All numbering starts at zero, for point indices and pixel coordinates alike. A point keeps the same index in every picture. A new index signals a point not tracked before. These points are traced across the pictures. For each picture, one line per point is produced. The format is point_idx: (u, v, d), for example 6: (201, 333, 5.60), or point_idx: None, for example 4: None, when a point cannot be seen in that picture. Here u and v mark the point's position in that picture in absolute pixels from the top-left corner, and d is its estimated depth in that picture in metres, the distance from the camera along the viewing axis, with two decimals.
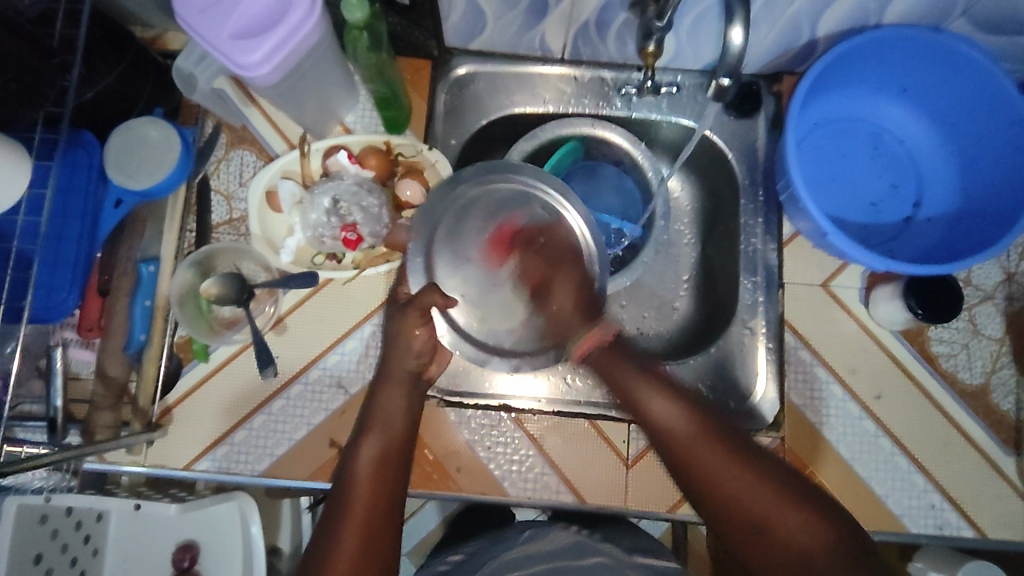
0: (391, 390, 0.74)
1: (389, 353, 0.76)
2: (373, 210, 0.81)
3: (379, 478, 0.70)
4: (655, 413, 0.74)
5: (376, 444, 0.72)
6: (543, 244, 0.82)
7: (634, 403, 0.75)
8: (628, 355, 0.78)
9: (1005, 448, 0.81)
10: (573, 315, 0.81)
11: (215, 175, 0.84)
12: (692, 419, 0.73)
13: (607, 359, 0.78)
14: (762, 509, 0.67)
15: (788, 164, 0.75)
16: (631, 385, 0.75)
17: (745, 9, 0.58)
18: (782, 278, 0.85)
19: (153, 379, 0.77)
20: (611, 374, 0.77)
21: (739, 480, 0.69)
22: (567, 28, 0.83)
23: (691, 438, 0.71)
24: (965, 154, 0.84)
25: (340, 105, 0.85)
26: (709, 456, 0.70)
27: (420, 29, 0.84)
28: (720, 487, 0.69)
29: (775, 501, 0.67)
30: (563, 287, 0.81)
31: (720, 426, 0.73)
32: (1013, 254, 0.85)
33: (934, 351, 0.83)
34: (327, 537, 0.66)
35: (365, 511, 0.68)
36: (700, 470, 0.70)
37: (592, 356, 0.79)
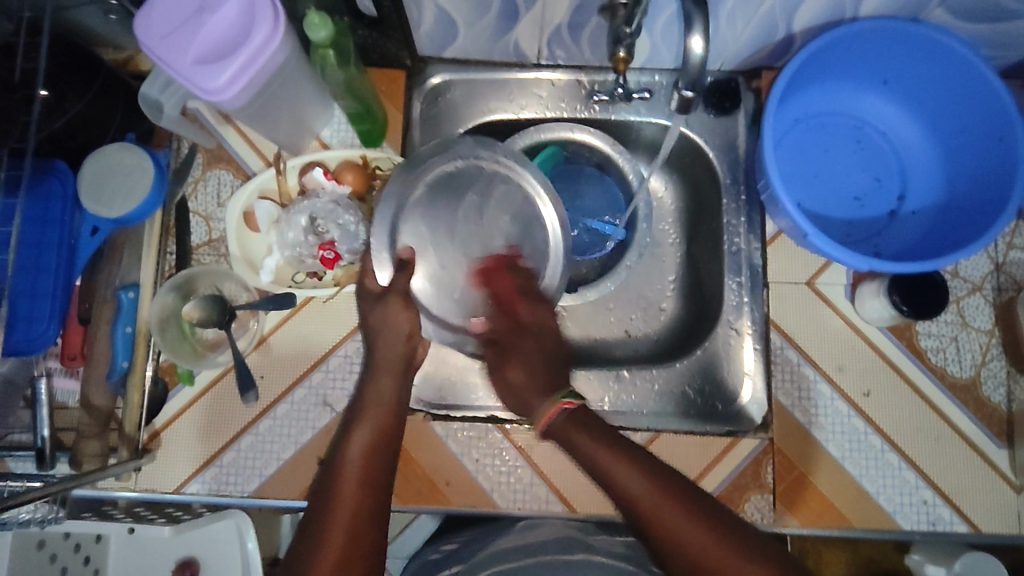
0: (381, 376, 0.71)
1: (376, 343, 0.73)
2: (350, 227, 0.80)
3: (376, 467, 0.63)
4: (618, 475, 0.62)
5: (370, 433, 0.66)
6: (522, 316, 0.77)
7: (597, 467, 0.64)
8: (592, 423, 0.67)
9: (996, 441, 0.80)
10: (527, 381, 0.73)
11: (193, 196, 0.84)
12: (652, 481, 0.61)
13: (569, 423, 0.68)
14: (732, 569, 0.56)
15: (765, 162, 0.74)
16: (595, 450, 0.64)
17: (707, 17, 0.57)
18: (767, 278, 0.85)
19: (139, 405, 0.77)
20: (572, 439, 0.67)
21: (721, 550, 0.57)
22: (539, 32, 0.82)
23: (665, 508, 0.59)
24: (948, 146, 0.83)
25: (315, 121, 0.84)
26: (678, 519, 0.58)
27: (391, 40, 0.83)
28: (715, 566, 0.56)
29: (733, 556, 0.57)
30: (518, 361, 0.74)
31: (673, 481, 0.62)
32: (1000, 244, 0.84)
33: (923, 345, 0.82)
34: (313, 526, 0.59)
35: (358, 501, 0.60)
36: (681, 546, 0.57)
37: (553, 423, 0.68)
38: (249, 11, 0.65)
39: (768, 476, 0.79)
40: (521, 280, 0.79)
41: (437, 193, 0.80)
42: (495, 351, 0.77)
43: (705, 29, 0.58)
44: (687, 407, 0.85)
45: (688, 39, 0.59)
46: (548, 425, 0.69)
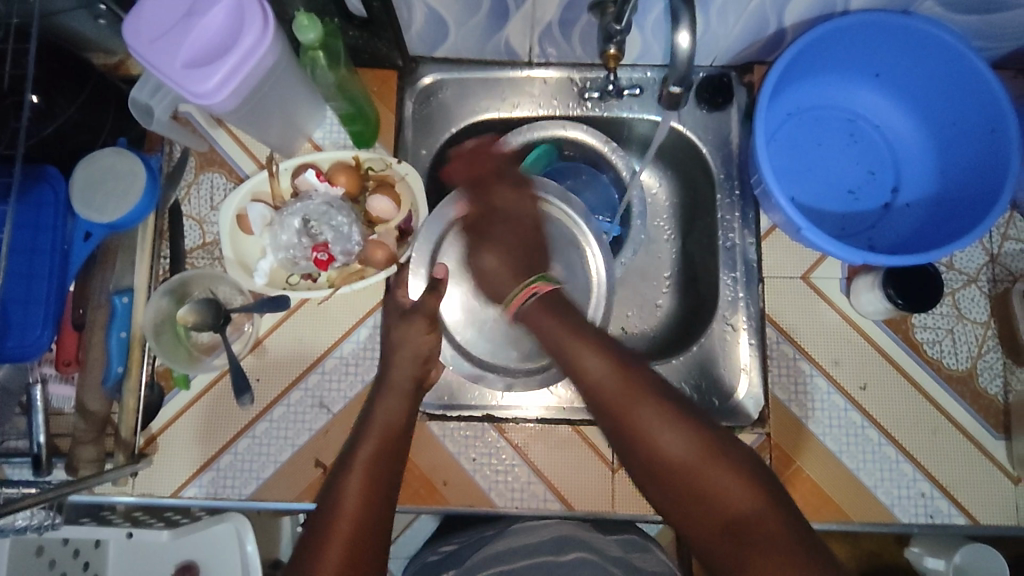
0: (390, 401, 0.70)
1: (389, 364, 0.73)
2: (343, 228, 0.79)
3: (375, 485, 0.61)
4: (584, 363, 0.63)
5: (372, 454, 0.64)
6: (497, 202, 0.77)
7: (567, 355, 0.65)
8: (564, 306, 0.68)
9: (993, 432, 0.80)
10: (504, 270, 0.74)
11: (186, 200, 0.84)
12: (616, 371, 0.61)
13: (540, 312, 0.68)
14: (688, 459, 0.56)
15: (758, 157, 0.74)
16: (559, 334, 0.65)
17: (694, 13, 0.57)
18: (761, 273, 0.85)
19: (135, 410, 0.77)
20: (540, 321, 0.68)
21: (668, 426, 0.58)
22: (530, 30, 0.82)
23: (616, 385, 0.61)
24: (942, 138, 0.83)
25: (306, 122, 0.84)
26: (626, 395, 0.60)
27: (382, 40, 0.83)
28: (657, 445, 0.58)
29: (694, 446, 0.57)
30: (497, 248, 0.75)
31: (640, 370, 0.62)
32: (995, 236, 0.84)
33: (919, 337, 0.82)
34: (307, 551, 0.57)
35: (355, 524, 0.58)
36: (627, 421, 0.59)
37: (524, 307, 0.70)
38: (238, 14, 0.65)
39: None
40: (511, 173, 0.78)
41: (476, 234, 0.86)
42: (472, 232, 0.79)
43: (692, 26, 0.58)
44: None
45: (676, 36, 0.59)
46: (520, 309, 0.71)
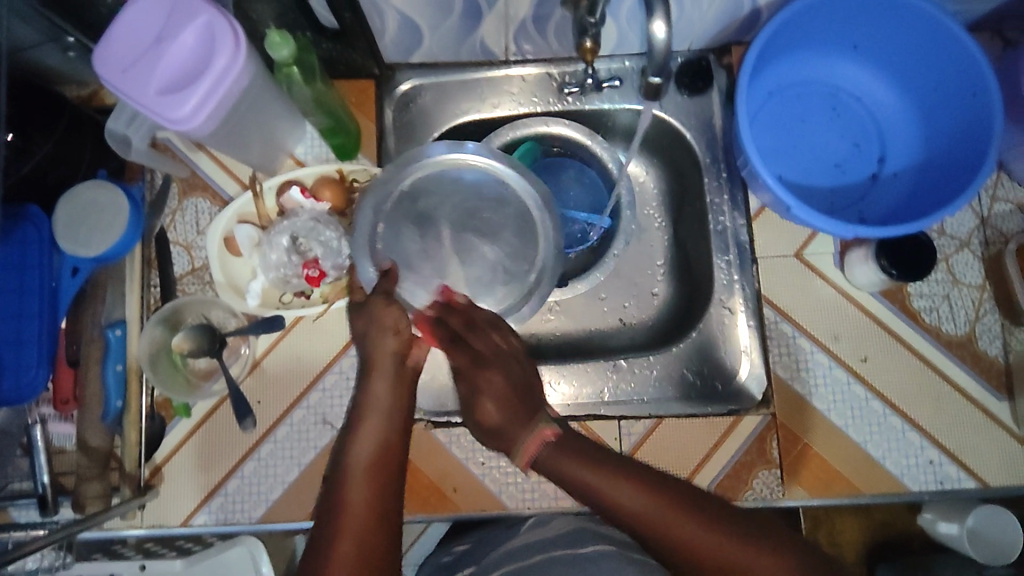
0: (376, 381, 0.68)
1: (371, 345, 0.70)
2: (332, 243, 0.80)
3: (380, 480, 0.61)
4: (618, 497, 0.60)
5: (374, 447, 0.64)
6: (475, 347, 0.72)
7: (593, 494, 0.61)
8: (580, 446, 0.65)
9: (997, 394, 0.80)
10: (507, 422, 0.68)
11: (172, 227, 0.83)
12: (656, 502, 0.58)
13: (556, 456, 0.65)
14: (747, 563, 0.54)
15: (743, 139, 0.74)
16: (582, 477, 0.62)
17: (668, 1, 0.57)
18: (755, 254, 0.85)
19: (137, 443, 0.76)
20: (558, 467, 0.64)
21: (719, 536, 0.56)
22: (505, 28, 0.81)
23: (657, 510, 0.58)
24: (924, 105, 0.83)
25: (286, 138, 0.84)
26: (664, 515, 0.57)
27: (357, 51, 0.82)
28: (710, 553, 0.55)
29: (749, 551, 0.55)
30: (494, 394, 0.69)
31: (675, 487, 0.60)
32: (984, 198, 0.84)
33: (916, 306, 0.82)
34: (319, 547, 0.56)
35: (365, 519, 0.57)
36: (680, 539, 0.56)
37: (539, 455, 0.66)
38: (208, 34, 0.64)
39: (773, 451, 0.79)
40: (454, 319, 0.74)
41: (414, 203, 0.81)
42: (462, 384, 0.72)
43: (667, 14, 0.58)
44: (689, 390, 0.84)
45: (650, 25, 0.59)
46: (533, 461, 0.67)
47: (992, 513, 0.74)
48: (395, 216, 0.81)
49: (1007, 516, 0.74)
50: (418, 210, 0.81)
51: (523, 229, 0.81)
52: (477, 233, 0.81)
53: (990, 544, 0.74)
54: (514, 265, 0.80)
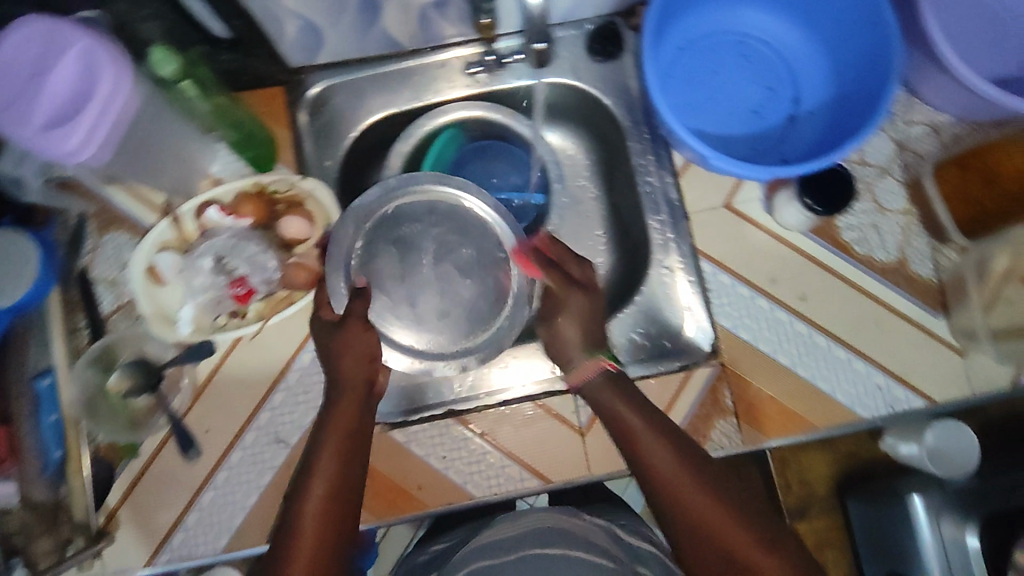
0: (348, 400, 0.68)
1: (337, 365, 0.69)
2: (258, 258, 0.78)
3: (336, 513, 0.60)
4: (646, 447, 0.66)
5: (330, 478, 0.62)
6: (571, 272, 0.77)
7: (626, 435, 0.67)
8: (629, 386, 0.71)
9: (933, 312, 0.82)
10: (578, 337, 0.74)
11: (93, 265, 0.80)
12: (705, 493, 0.62)
13: (605, 388, 0.70)
14: (733, 540, 0.59)
15: (652, 97, 0.73)
16: (624, 414, 0.68)
17: None
18: (686, 210, 0.85)
19: (84, 490, 0.75)
20: (602, 399, 0.70)
21: (713, 503, 0.61)
22: (407, 15, 0.79)
23: (674, 469, 0.64)
24: (827, 40, 0.83)
25: (199, 158, 0.81)
26: (674, 472, 0.63)
27: (257, 58, 0.79)
28: (705, 519, 0.60)
29: (752, 542, 0.59)
30: (573, 317, 0.75)
31: (706, 466, 0.64)
32: (899, 124, 0.86)
33: (846, 239, 0.83)
34: (269, 573, 0.57)
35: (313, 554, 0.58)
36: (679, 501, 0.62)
37: (590, 381, 0.71)
38: (89, 63, 0.61)
39: (727, 400, 0.80)
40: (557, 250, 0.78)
41: (394, 228, 0.83)
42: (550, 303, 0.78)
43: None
44: (640, 352, 0.84)
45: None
46: (586, 385, 0.71)
47: (952, 428, 0.78)
48: (372, 244, 0.82)
49: (965, 430, 0.79)
50: (396, 236, 0.84)
51: (487, 249, 0.84)
52: (452, 255, 0.84)
53: (953, 459, 0.79)
54: (488, 279, 0.84)
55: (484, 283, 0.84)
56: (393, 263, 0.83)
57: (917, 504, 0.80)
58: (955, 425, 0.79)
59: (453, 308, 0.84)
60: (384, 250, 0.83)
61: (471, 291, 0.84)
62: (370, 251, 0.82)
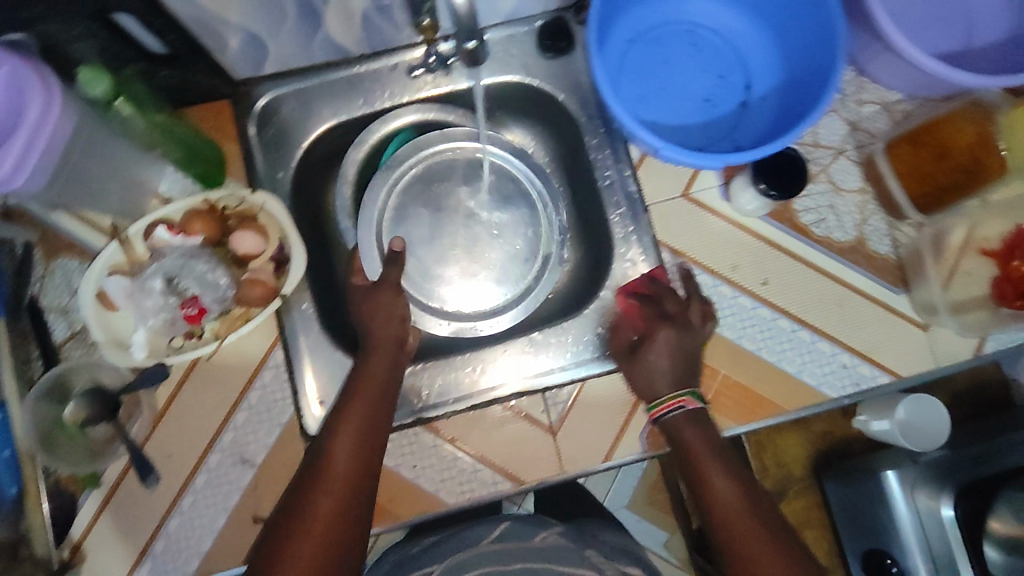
0: (378, 357, 0.73)
1: (370, 325, 0.74)
2: (209, 276, 0.76)
3: (363, 465, 0.65)
4: (712, 477, 0.67)
5: (354, 433, 0.66)
6: (665, 308, 0.78)
7: (692, 462, 0.69)
8: (707, 422, 0.72)
9: (894, 288, 0.83)
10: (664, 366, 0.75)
11: (43, 293, 0.78)
12: (752, 518, 0.64)
13: (682, 420, 0.72)
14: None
15: (601, 92, 0.73)
16: (696, 444, 0.70)
17: None
18: (645, 202, 0.84)
19: (44, 525, 0.73)
20: (680, 432, 0.71)
21: (766, 549, 0.62)
22: (351, 21, 0.77)
23: (740, 510, 0.65)
24: (774, 25, 0.83)
25: (146, 177, 0.79)
26: (738, 505, 0.65)
27: (198, 73, 0.77)
28: (754, 561, 0.62)
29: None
30: (662, 351, 0.75)
31: (765, 507, 0.66)
32: (850, 103, 0.86)
33: (804, 221, 0.83)
34: (300, 495, 0.62)
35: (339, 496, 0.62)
36: (744, 549, 0.63)
37: (667, 417, 0.73)
38: (16, 89, 0.60)
39: (695, 387, 0.80)
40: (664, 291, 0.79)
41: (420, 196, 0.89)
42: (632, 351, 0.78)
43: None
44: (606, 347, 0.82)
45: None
46: (665, 420, 0.73)
47: (922, 403, 0.80)
48: (407, 197, 0.88)
49: (936, 405, 0.80)
50: (426, 197, 0.88)
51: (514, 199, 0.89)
52: (480, 211, 0.89)
53: (920, 430, 0.80)
54: (516, 228, 0.89)
55: (513, 233, 0.89)
56: (426, 223, 0.88)
57: (892, 481, 0.81)
58: (920, 399, 0.80)
59: (483, 264, 0.88)
60: (416, 210, 0.88)
61: (499, 253, 0.88)
62: (402, 210, 0.88)
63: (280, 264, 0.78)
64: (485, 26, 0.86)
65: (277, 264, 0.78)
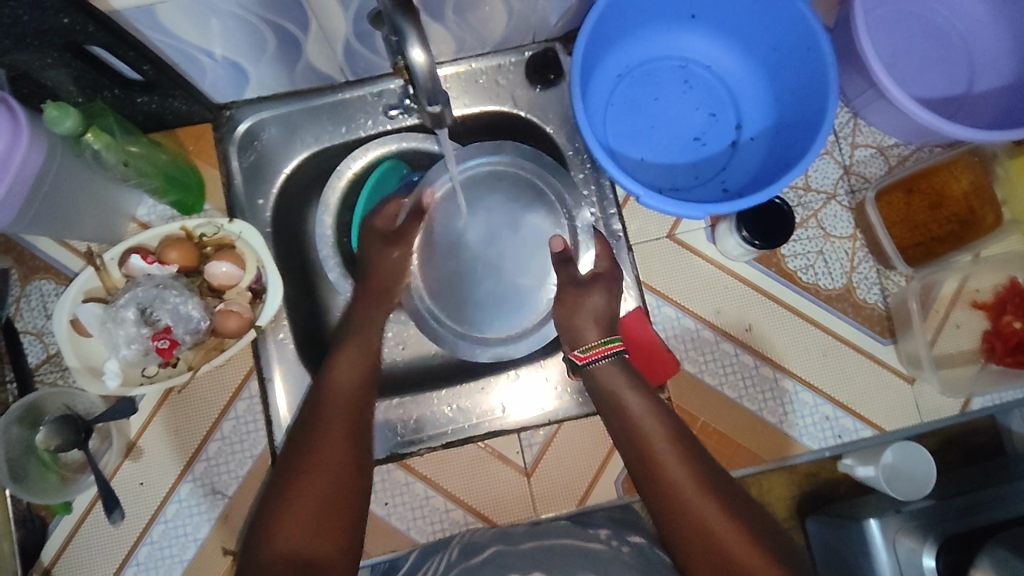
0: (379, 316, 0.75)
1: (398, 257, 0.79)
2: (181, 309, 0.74)
3: (359, 402, 0.66)
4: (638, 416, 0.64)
5: (347, 372, 0.68)
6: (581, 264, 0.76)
7: (617, 409, 0.66)
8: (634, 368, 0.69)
9: (881, 339, 0.81)
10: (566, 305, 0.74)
11: (19, 316, 0.79)
12: (681, 452, 0.61)
13: (611, 369, 0.68)
14: (707, 516, 0.57)
15: (583, 135, 0.71)
16: (621, 386, 0.66)
17: (426, 28, 0.49)
18: (629, 241, 0.83)
19: (12, 552, 0.73)
20: (603, 376, 0.68)
21: (700, 491, 0.58)
22: (332, 51, 0.75)
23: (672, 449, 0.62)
24: (768, 64, 0.81)
25: (125, 203, 0.79)
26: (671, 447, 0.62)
27: (176, 99, 0.76)
28: (685, 500, 0.58)
29: (734, 532, 0.56)
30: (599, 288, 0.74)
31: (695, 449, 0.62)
32: (844, 146, 0.84)
33: (792, 267, 0.82)
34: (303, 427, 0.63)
35: (345, 427, 0.63)
36: (669, 485, 0.59)
37: (600, 362, 0.68)
38: None
39: None
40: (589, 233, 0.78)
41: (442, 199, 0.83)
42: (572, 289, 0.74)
43: (426, 40, 0.49)
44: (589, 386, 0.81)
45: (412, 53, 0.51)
46: (591, 365, 0.69)
47: (909, 449, 0.74)
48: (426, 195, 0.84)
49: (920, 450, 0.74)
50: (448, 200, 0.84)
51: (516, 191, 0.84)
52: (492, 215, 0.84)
53: (909, 480, 0.74)
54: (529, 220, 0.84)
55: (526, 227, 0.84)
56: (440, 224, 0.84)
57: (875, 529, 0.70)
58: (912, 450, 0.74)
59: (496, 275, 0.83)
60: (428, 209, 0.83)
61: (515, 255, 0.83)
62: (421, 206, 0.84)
63: (256, 294, 0.78)
64: (470, 55, 0.84)
65: (253, 294, 0.78)
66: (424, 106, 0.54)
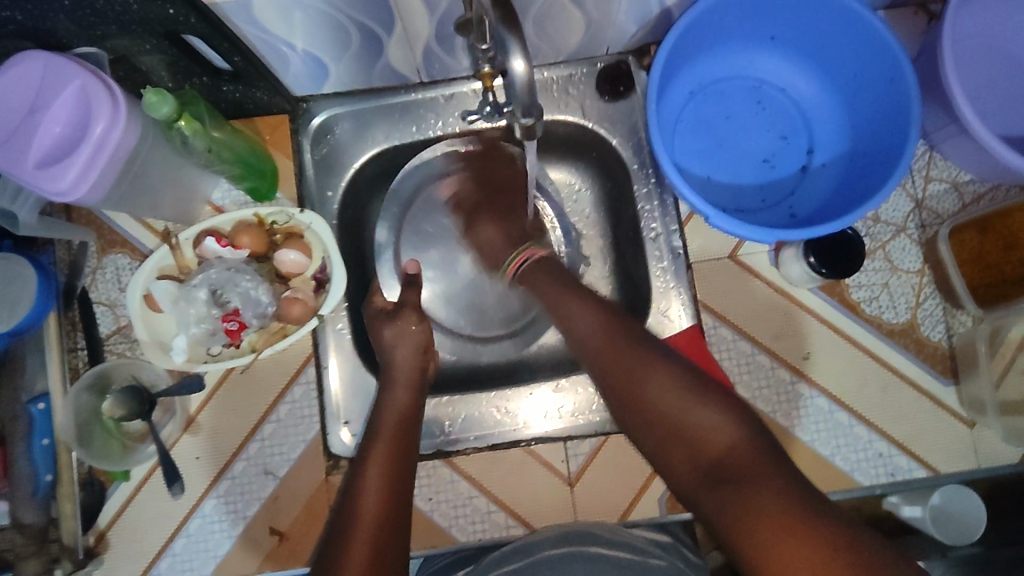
0: (400, 391, 0.72)
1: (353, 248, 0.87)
2: (251, 293, 0.78)
3: (393, 510, 0.60)
4: (566, 309, 0.70)
5: (382, 474, 0.62)
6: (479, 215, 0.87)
7: (554, 308, 0.72)
8: (557, 269, 0.75)
9: (942, 379, 0.80)
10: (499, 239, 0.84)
11: (94, 286, 0.82)
12: (603, 327, 0.67)
13: (539, 272, 0.76)
14: (636, 380, 0.62)
15: (656, 151, 0.70)
16: (550, 288, 0.73)
17: (527, 38, 0.50)
18: (689, 260, 0.82)
19: (74, 515, 0.75)
20: (535, 280, 0.76)
21: (632, 360, 0.64)
22: (413, 52, 0.76)
23: (596, 325, 0.68)
24: (845, 90, 0.80)
25: (202, 186, 0.82)
26: (598, 329, 0.67)
27: (259, 89, 0.78)
28: (619, 373, 0.64)
29: (666, 391, 0.61)
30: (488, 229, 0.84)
31: (626, 327, 0.67)
32: (918, 180, 0.82)
33: (855, 297, 0.81)
34: (336, 545, 0.57)
35: (376, 542, 0.57)
36: (607, 365, 0.65)
37: (524, 270, 0.78)
38: (84, 103, 0.62)
39: None
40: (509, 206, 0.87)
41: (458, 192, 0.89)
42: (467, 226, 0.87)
43: (526, 50, 0.50)
44: None
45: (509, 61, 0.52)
46: (519, 269, 0.79)
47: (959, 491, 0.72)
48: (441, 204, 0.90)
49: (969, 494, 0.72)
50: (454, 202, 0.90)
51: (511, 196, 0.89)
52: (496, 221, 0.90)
53: (957, 522, 0.72)
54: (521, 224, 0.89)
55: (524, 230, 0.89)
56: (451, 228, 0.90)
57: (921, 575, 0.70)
58: (959, 489, 0.72)
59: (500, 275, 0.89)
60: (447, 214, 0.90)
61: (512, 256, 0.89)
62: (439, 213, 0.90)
63: (320, 284, 0.79)
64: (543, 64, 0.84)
65: (317, 283, 0.79)
66: (519, 117, 0.56)
